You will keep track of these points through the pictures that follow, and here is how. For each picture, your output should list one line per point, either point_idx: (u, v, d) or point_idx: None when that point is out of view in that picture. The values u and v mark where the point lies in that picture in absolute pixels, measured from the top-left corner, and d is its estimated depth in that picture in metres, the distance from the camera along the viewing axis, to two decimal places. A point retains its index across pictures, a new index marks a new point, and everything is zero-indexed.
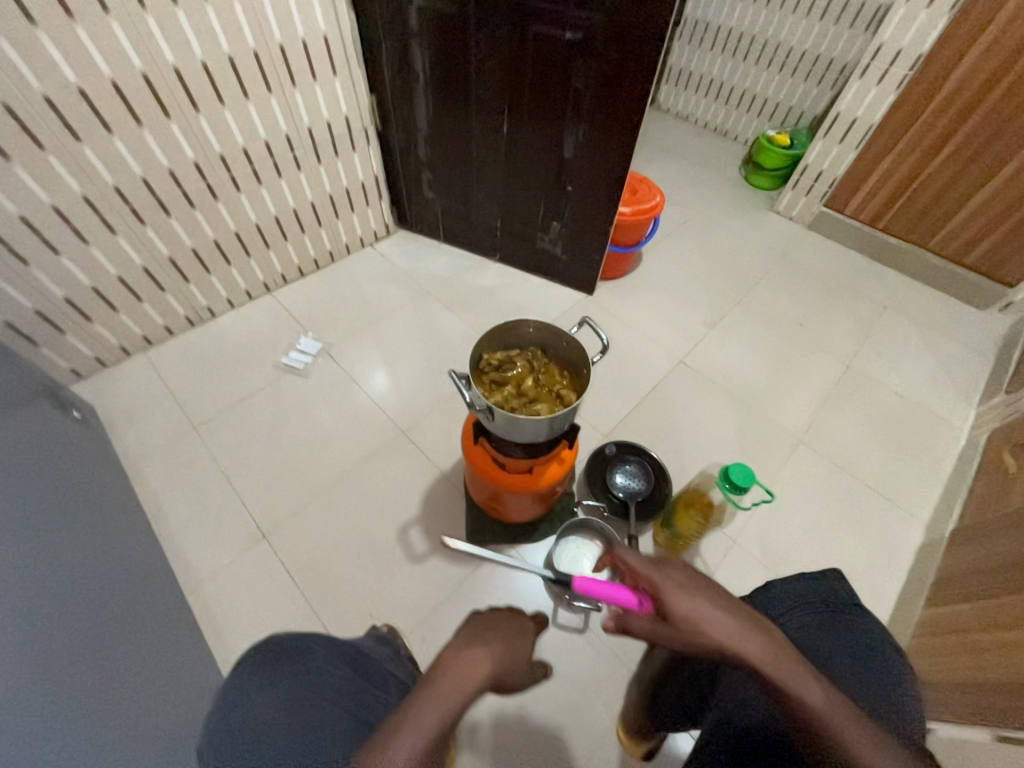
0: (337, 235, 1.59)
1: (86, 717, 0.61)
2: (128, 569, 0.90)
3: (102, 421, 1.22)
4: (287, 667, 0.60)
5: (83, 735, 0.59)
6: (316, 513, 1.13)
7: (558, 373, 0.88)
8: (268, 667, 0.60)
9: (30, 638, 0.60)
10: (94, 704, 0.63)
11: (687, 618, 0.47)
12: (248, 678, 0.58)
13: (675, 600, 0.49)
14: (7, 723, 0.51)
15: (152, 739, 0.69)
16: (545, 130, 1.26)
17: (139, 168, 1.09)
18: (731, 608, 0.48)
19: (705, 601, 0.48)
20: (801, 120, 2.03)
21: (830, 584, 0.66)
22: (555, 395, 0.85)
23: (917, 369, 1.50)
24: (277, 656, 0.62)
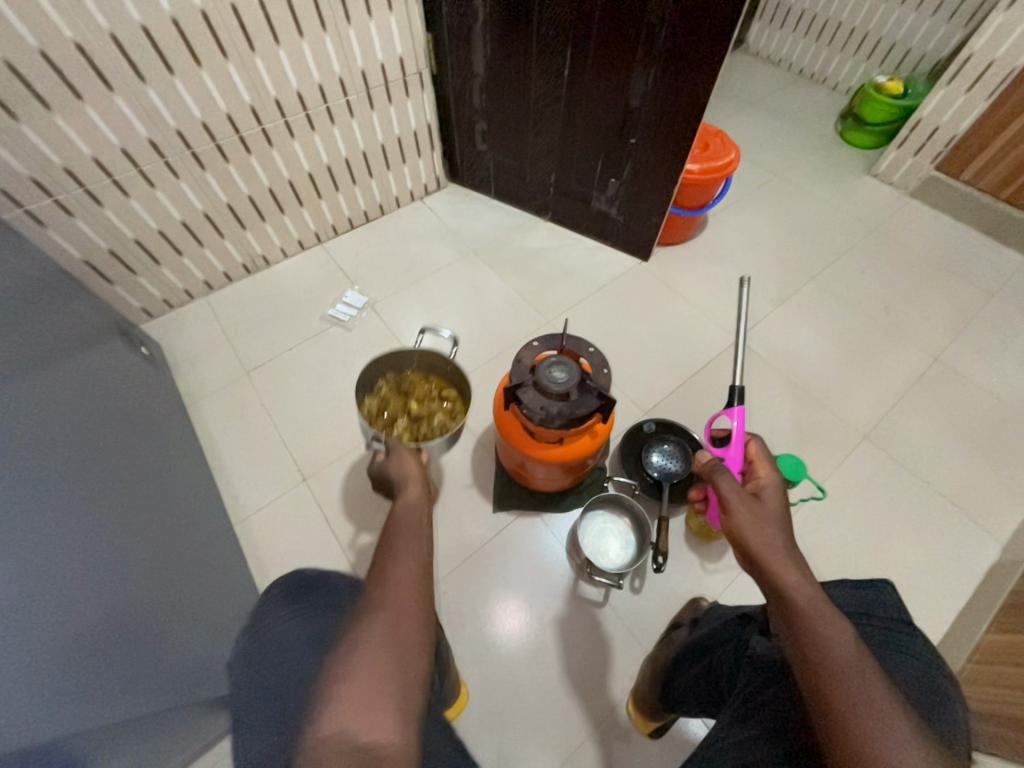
0: (387, 187, 1.56)
1: (141, 623, 0.68)
2: (184, 495, 0.98)
3: (166, 359, 1.32)
4: (314, 599, 0.60)
5: (135, 635, 0.66)
6: (353, 462, 1.18)
7: (424, 380, 1.04)
8: (296, 595, 0.61)
9: (92, 552, 0.67)
10: (148, 611, 0.71)
11: (743, 521, 0.58)
12: (278, 609, 0.60)
13: (769, 500, 0.61)
14: (66, 623, 0.57)
15: (197, 647, 0.77)
16: (609, 75, 1.14)
17: (198, 111, 1.11)
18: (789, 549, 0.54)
19: (772, 526, 0.57)
20: (919, 64, 1.73)
21: (880, 597, 0.60)
22: (438, 398, 1.02)
23: (1022, 368, 1.30)
24: (304, 585, 0.63)
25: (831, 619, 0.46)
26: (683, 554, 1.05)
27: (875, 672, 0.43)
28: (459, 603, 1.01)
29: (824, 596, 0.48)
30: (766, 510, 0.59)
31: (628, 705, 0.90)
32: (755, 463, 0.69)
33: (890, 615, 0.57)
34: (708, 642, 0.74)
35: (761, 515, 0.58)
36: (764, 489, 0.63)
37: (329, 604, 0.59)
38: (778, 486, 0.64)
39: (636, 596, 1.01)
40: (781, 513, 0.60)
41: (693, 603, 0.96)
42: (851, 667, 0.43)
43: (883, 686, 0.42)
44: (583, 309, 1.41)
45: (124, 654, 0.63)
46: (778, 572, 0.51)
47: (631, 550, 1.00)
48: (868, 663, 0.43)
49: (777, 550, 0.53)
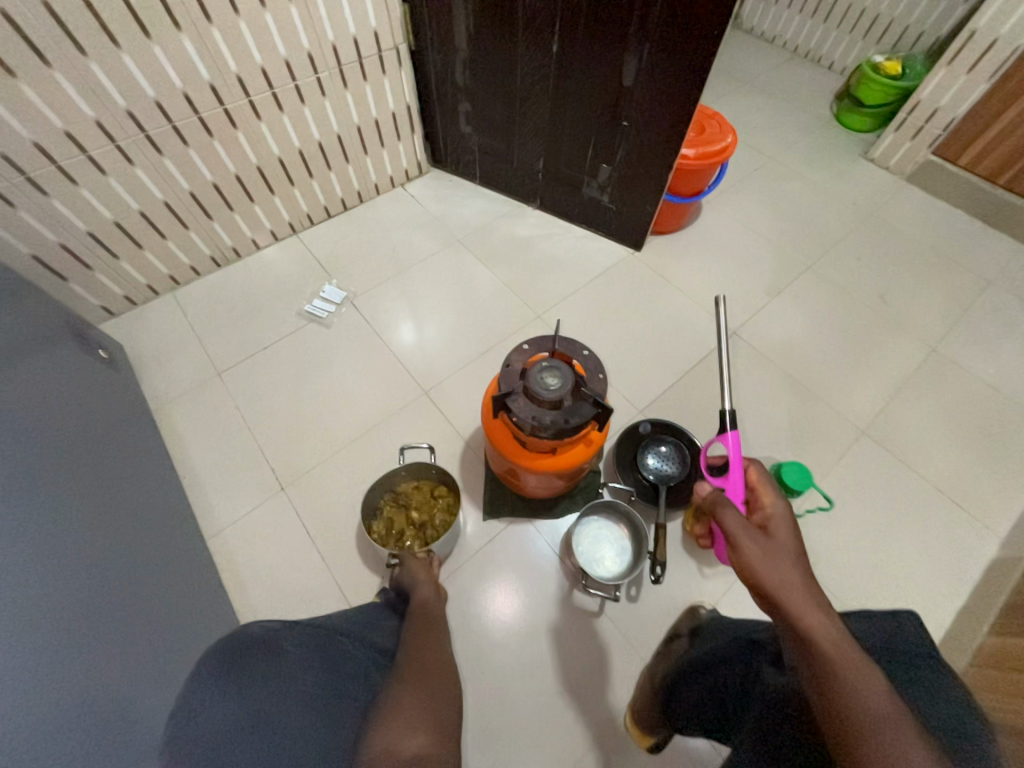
0: (365, 173, 1.47)
1: (104, 657, 0.62)
2: (151, 511, 0.92)
3: (130, 360, 1.23)
4: (254, 675, 0.53)
5: (99, 670, 0.60)
6: (334, 469, 1.12)
7: (417, 485, 1.03)
8: (234, 667, 0.53)
9: (47, 581, 0.61)
10: (113, 644, 0.65)
11: (757, 558, 0.53)
12: (203, 685, 0.49)
13: (779, 532, 0.57)
14: (23, 662, 0.52)
15: (171, 676, 0.72)
16: (600, 51, 1.06)
17: (151, 89, 1.00)
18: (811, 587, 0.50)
19: (788, 561, 0.52)
20: (918, 42, 1.67)
21: (904, 631, 0.56)
22: (434, 500, 1.01)
23: (1019, 359, 1.28)
24: (243, 657, 0.54)
25: (860, 667, 0.43)
26: (681, 559, 1.01)
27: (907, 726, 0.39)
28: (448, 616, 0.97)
29: (852, 643, 0.45)
30: (779, 544, 0.55)
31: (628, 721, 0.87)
32: (758, 490, 0.64)
33: (914, 650, 0.54)
34: (711, 662, 0.70)
35: (775, 551, 0.54)
36: (774, 521, 0.59)
37: (274, 682, 0.54)
38: (786, 516, 0.60)
39: (633, 604, 0.98)
40: (794, 544, 0.55)
41: (692, 611, 0.93)
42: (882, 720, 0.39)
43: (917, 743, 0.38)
44: (574, 302, 1.35)
45: (90, 691, 0.58)
46: (804, 616, 0.47)
47: (628, 558, 0.97)
48: (897, 715, 0.40)
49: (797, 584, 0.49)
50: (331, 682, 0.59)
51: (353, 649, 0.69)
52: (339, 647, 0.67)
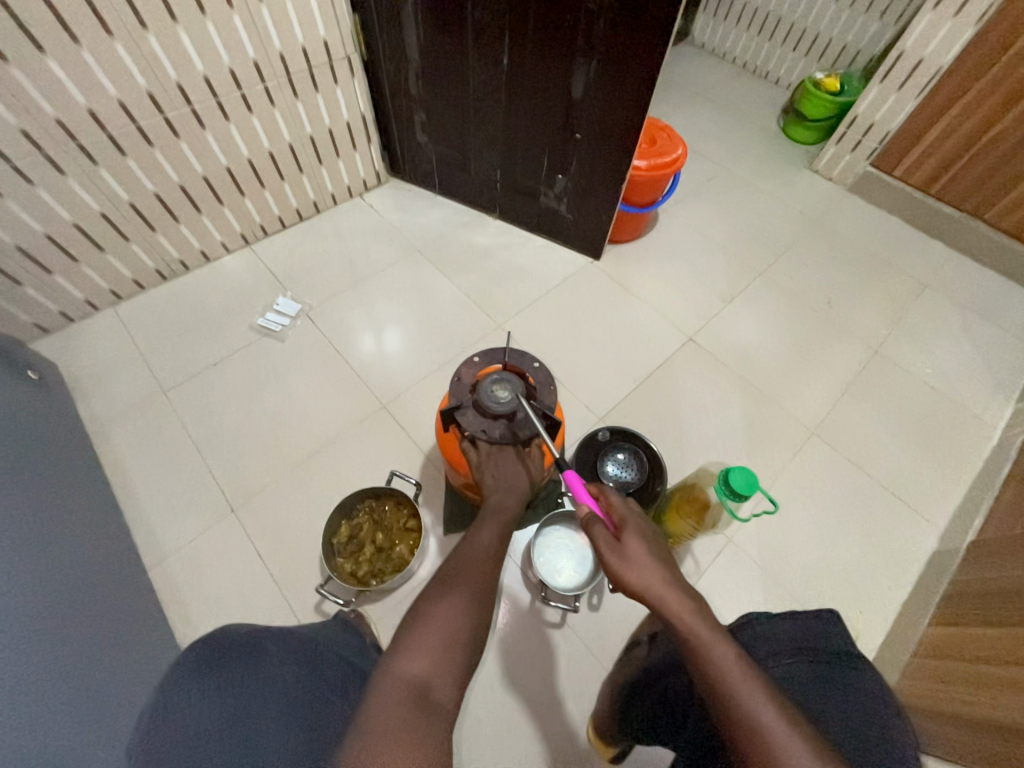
0: (320, 183, 1.44)
1: (33, 693, 0.58)
2: (85, 540, 0.86)
3: (66, 380, 1.16)
4: (233, 679, 0.52)
5: (27, 708, 0.56)
6: (289, 487, 1.08)
7: (399, 510, 1.00)
8: (211, 670, 0.51)
9: None
10: (42, 680, 0.60)
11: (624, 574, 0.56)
12: (179, 689, 0.49)
13: (631, 532, 0.59)
14: None
15: (110, 710, 0.67)
16: (550, 62, 1.07)
17: (81, 96, 0.95)
18: (665, 582, 0.54)
19: (646, 563, 0.56)
20: (855, 61, 1.76)
21: (824, 627, 0.59)
22: (402, 532, 0.98)
23: (953, 358, 1.36)
24: (222, 661, 0.53)
25: (712, 643, 0.48)
26: None
27: (759, 680, 0.45)
28: None
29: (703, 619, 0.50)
30: (633, 549, 0.58)
31: (590, 735, 0.86)
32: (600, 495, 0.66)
33: (835, 648, 0.57)
34: (661, 667, 0.70)
35: (634, 556, 0.57)
36: (625, 523, 0.61)
37: (251, 685, 0.52)
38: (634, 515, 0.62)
39: (595, 613, 0.98)
40: (647, 536, 0.59)
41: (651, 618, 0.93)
42: (737, 681, 0.45)
43: (776, 702, 0.44)
44: (535, 311, 1.36)
45: (16, 730, 0.53)
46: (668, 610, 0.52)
47: (588, 567, 0.97)
48: (752, 670, 0.46)
49: (663, 580, 0.54)
50: (308, 684, 0.56)
51: (335, 654, 0.66)
52: (321, 651, 0.65)
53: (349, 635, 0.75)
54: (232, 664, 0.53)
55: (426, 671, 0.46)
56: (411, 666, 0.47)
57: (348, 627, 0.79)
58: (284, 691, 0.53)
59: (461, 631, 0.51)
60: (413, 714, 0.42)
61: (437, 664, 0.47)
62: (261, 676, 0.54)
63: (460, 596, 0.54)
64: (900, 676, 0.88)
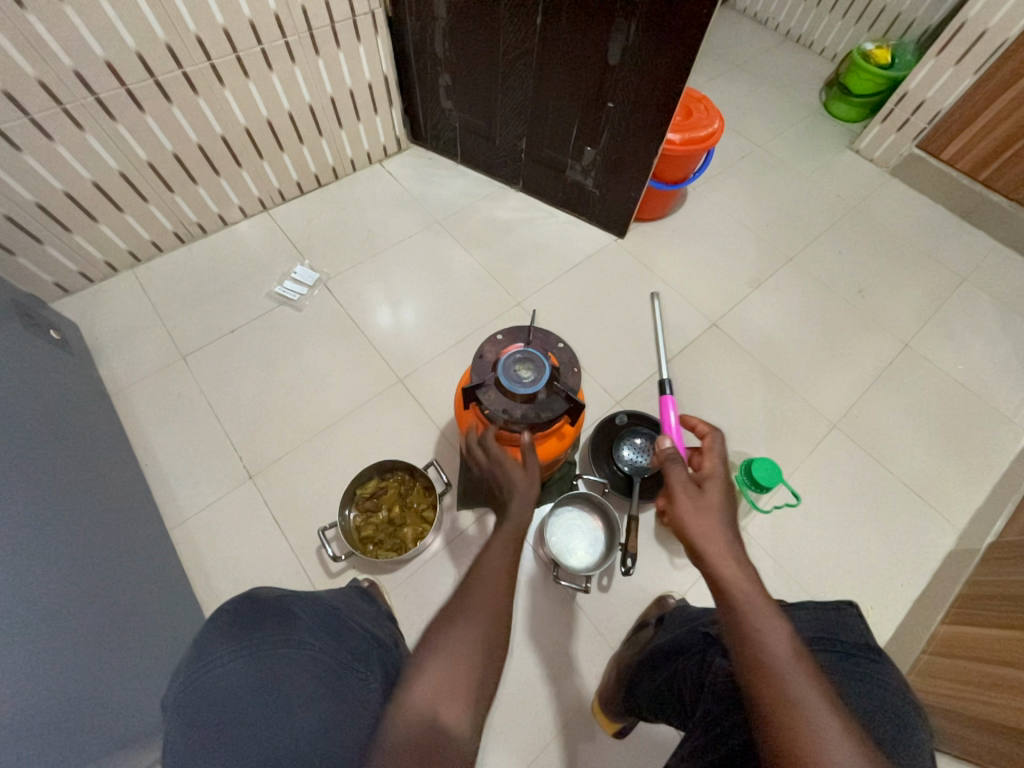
0: (339, 147, 1.40)
1: (47, 656, 0.58)
2: (110, 502, 0.88)
3: (87, 342, 1.17)
4: (269, 632, 0.52)
5: (30, 677, 0.55)
6: (305, 457, 1.09)
7: (423, 496, 1.00)
8: (247, 625, 0.52)
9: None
10: (68, 636, 0.63)
11: (684, 523, 0.57)
12: (216, 639, 0.50)
13: (710, 491, 0.60)
14: None
15: (133, 665, 0.70)
16: (585, 27, 1.02)
17: (99, 48, 0.92)
18: (728, 543, 0.54)
19: (710, 519, 0.56)
20: (909, 31, 1.64)
21: (843, 620, 0.57)
22: (416, 519, 0.99)
23: (987, 355, 1.31)
24: (257, 616, 0.53)
25: (761, 609, 0.47)
26: (652, 551, 1.03)
27: (811, 668, 0.43)
28: (420, 609, 0.96)
29: (759, 591, 0.49)
30: (708, 504, 0.58)
31: (594, 707, 0.88)
32: (701, 454, 0.65)
33: (853, 639, 0.55)
34: (671, 649, 0.71)
35: (702, 507, 0.58)
36: (709, 479, 0.61)
37: (285, 640, 0.52)
38: (722, 478, 0.62)
39: (604, 594, 0.99)
40: (721, 504, 0.58)
41: (660, 600, 0.95)
42: (784, 658, 0.44)
43: (817, 685, 0.42)
44: (555, 290, 1.33)
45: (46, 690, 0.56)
46: (719, 564, 0.52)
47: (600, 549, 0.98)
48: (805, 657, 0.44)
49: (722, 540, 0.54)
50: (333, 651, 0.56)
51: (355, 627, 0.65)
52: (344, 622, 0.64)
53: (366, 604, 0.77)
54: (267, 621, 0.53)
55: (435, 696, 0.45)
56: (418, 691, 0.45)
57: (365, 595, 0.80)
58: (312, 654, 0.53)
59: (469, 658, 0.48)
60: (425, 745, 0.41)
61: (444, 688, 0.45)
62: (295, 632, 0.54)
63: (474, 623, 0.51)
64: (909, 671, 0.89)
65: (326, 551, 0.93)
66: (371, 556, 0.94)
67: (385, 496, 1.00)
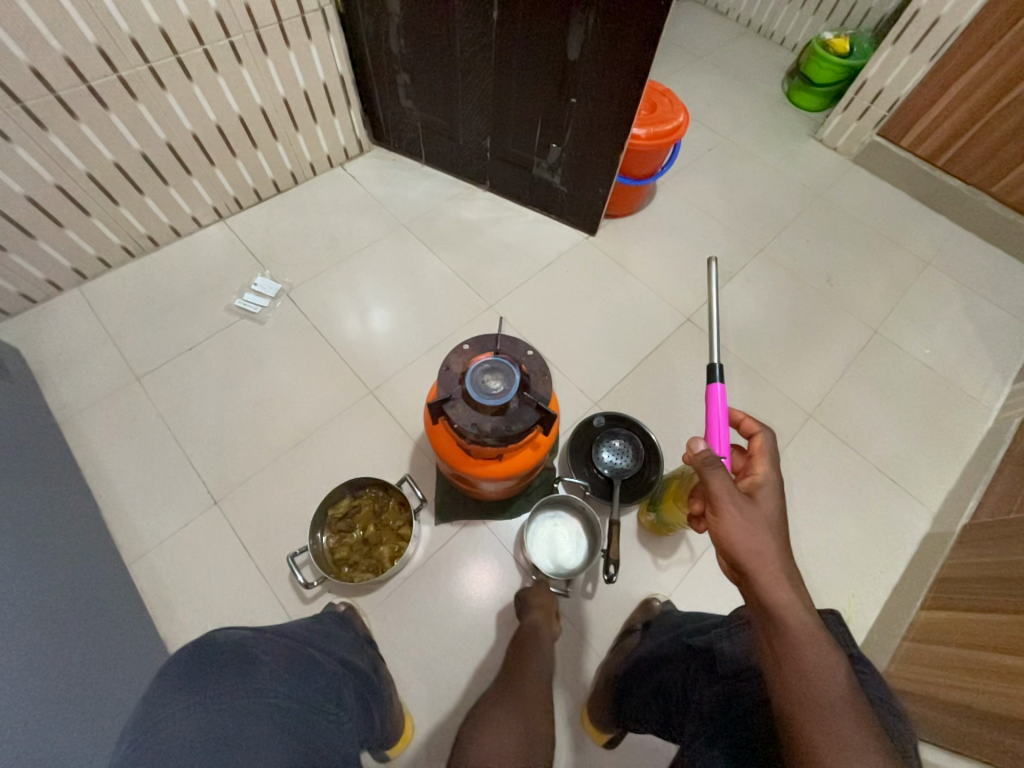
0: (297, 151, 1.35)
1: None
2: (60, 540, 0.82)
3: (31, 367, 1.10)
4: (225, 687, 0.47)
5: None
6: (274, 478, 1.04)
7: (399, 513, 0.97)
8: (199, 677, 0.47)
9: None
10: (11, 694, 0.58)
11: (733, 530, 0.52)
12: (166, 694, 0.45)
13: (763, 502, 0.56)
14: None
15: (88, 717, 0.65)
16: (544, 21, 0.99)
17: (22, 52, 0.85)
18: (782, 560, 0.50)
19: (768, 532, 0.52)
20: (865, 20, 1.66)
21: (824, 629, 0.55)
22: (392, 537, 0.95)
23: (952, 338, 1.33)
24: (213, 665, 0.48)
25: (818, 643, 0.44)
26: (636, 553, 1.02)
27: (866, 715, 0.41)
28: (402, 630, 0.93)
29: (815, 620, 0.46)
30: (761, 515, 0.54)
31: (583, 717, 0.87)
32: (753, 458, 0.62)
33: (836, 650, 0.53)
34: (657, 660, 0.70)
35: (755, 517, 0.53)
36: (762, 489, 0.57)
37: (246, 690, 0.48)
38: (775, 488, 0.58)
39: (590, 601, 0.97)
40: (772, 515, 0.55)
41: (646, 604, 0.94)
42: (838, 701, 0.41)
43: (872, 734, 0.40)
44: (527, 291, 1.30)
45: None
46: (770, 583, 0.48)
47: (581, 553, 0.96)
48: (860, 702, 0.42)
49: (775, 557, 0.50)
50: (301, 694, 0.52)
51: (326, 661, 0.62)
52: (312, 657, 0.60)
53: (342, 630, 0.74)
54: (223, 666, 0.48)
55: None
56: None
57: (342, 621, 0.77)
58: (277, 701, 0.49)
59: None
60: None
61: None
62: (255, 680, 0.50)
63: None
64: (891, 658, 0.90)
65: (298, 577, 0.89)
66: (346, 579, 0.91)
67: (359, 514, 0.96)
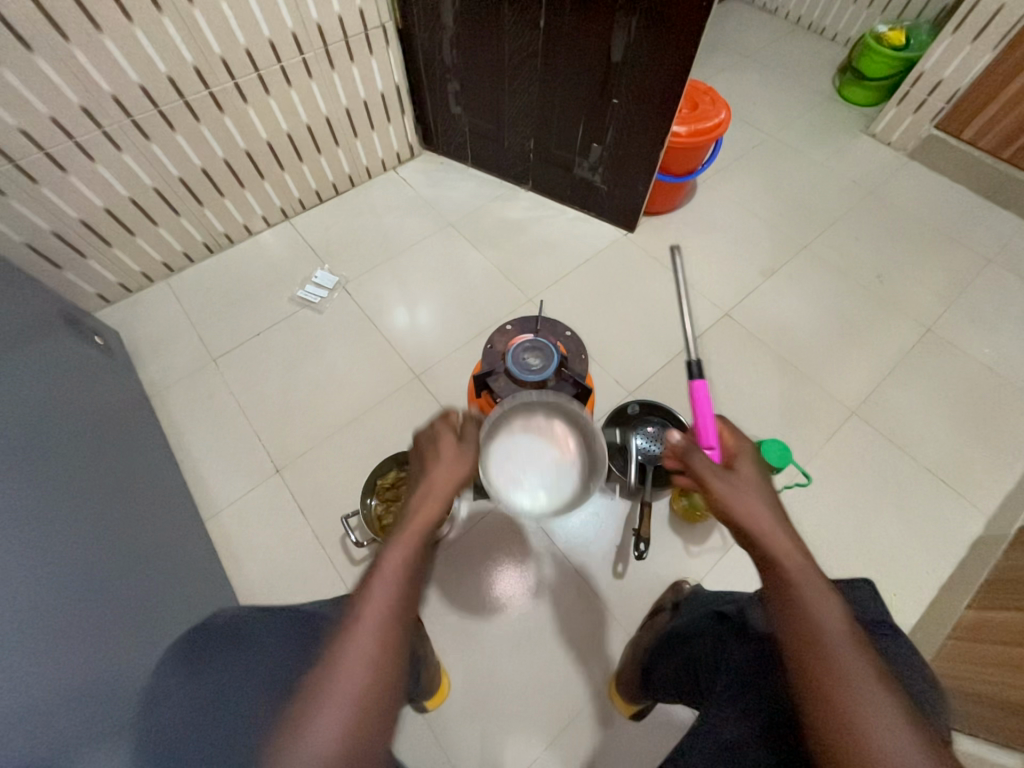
0: (355, 156, 1.46)
1: (97, 630, 0.63)
2: (149, 494, 0.94)
3: (126, 348, 1.25)
4: (217, 656, 0.56)
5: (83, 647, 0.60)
6: (328, 453, 1.14)
7: None
8: (194, 656, 0.56)
9: (50, 554, 0.64)
10: (115, 613, 0.68)
11: (721, 492, 0.55)
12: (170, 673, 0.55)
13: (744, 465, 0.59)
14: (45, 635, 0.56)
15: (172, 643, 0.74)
16: (588, 28, 1.05)
17: (134, 73, 1.00)
18: (770, 513, 0.53)
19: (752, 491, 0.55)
20: (924, 11, 1.61)
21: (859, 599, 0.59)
22: None
23: (1016, 338, 1.27)
24: (208, 640, 0.58)
25: (812, 580, 0.46)
26: (668, 539, 1.03)
27: (865, 644, 0.42)
28: (439, 597, 0.99)
29: (807, 561, 0.48)
30: (745, 477, 0.57)
31: (612, 691, 0.90)
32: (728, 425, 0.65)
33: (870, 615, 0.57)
34: (688, 632, 0.72)
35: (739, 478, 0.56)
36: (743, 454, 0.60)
37: (239, 656, 0.56)
38: (754, 451, 0.61)
39: (620, 582, 1.00)
40: (756, 475, 0.58)
41: (676, 586, 0.96)
42: (837, 634, 0.42)
43: (872, 661, 0.41)
44: (566, 286, 1.35)
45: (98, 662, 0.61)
46: (763, 534, 0.51)
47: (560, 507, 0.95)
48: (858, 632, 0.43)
49: (764, 511, 0.53)
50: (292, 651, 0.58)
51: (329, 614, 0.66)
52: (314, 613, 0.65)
53: None
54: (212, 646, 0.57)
55: None
56: None
57: None
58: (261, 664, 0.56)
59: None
60: None
61: None
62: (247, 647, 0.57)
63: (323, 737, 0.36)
64: (934, 658, 0.87)
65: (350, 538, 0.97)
66: None
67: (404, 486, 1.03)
